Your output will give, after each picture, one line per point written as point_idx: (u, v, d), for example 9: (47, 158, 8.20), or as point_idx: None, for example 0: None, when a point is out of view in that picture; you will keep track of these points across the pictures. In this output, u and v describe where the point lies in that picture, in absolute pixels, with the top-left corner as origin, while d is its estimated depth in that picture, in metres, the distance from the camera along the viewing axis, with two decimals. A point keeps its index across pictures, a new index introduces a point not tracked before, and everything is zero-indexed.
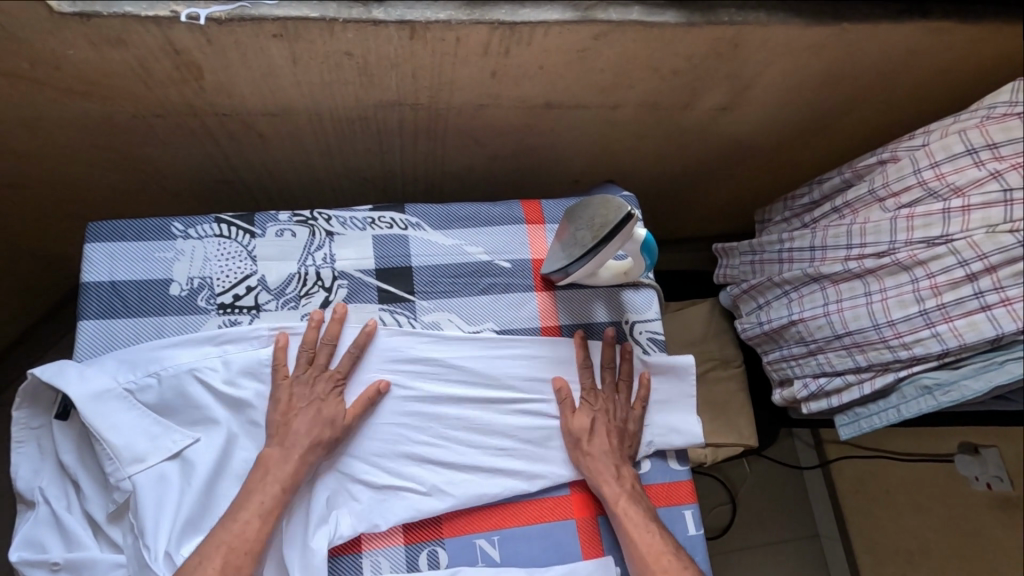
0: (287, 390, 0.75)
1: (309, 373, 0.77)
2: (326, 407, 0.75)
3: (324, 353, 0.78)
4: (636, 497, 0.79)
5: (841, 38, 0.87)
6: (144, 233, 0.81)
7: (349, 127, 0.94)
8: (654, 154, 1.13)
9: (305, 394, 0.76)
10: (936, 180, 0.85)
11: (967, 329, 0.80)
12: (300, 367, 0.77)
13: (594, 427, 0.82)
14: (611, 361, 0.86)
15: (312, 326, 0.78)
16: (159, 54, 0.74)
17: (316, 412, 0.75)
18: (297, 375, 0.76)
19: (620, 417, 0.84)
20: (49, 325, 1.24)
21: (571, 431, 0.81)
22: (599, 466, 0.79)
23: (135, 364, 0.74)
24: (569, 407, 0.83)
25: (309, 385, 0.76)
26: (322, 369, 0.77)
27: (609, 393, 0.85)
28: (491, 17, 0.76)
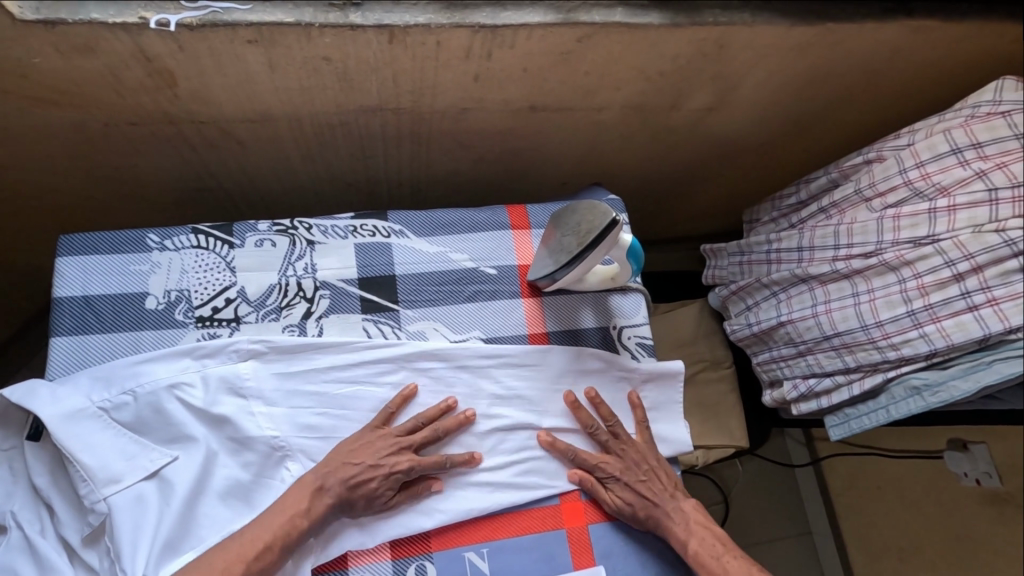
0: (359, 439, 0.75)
1: (381, 437, 0.76)
2: (373, 481, 0.73)
3: (424, 435, 0.77)
4: (704, 530, 0.80)
5: (826, 38, 0.86)
6: (118, 245, 0.79)
7: (331, 133, 0.92)
8: (641, 155, 1.12)
9: (372, 456, 0.74)
10: (922, 179, 0.85)
11: (954, 329, 0.80)
12: (401, 433, 0.77)
13: (636, 493, 0.80)
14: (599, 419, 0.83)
15: (399, 398, 0.78)
16: (130, 61, 0.72)
17: (366, 477, 0.73)
18: (372, 431, 0.76)
19: (649, 464, 0.82)
20: (26, 339, 1.21)
21: (615, 509, 0.79)
22: (661, 521, 0.79)
23: (109, 381, 0.72)
24: (600, 489, 0.80)
25: (388, 453, 0.75)
26: (406, 441, 0.76)
27: (620, 448, 0.82)
28: (471, 21, 0.75)
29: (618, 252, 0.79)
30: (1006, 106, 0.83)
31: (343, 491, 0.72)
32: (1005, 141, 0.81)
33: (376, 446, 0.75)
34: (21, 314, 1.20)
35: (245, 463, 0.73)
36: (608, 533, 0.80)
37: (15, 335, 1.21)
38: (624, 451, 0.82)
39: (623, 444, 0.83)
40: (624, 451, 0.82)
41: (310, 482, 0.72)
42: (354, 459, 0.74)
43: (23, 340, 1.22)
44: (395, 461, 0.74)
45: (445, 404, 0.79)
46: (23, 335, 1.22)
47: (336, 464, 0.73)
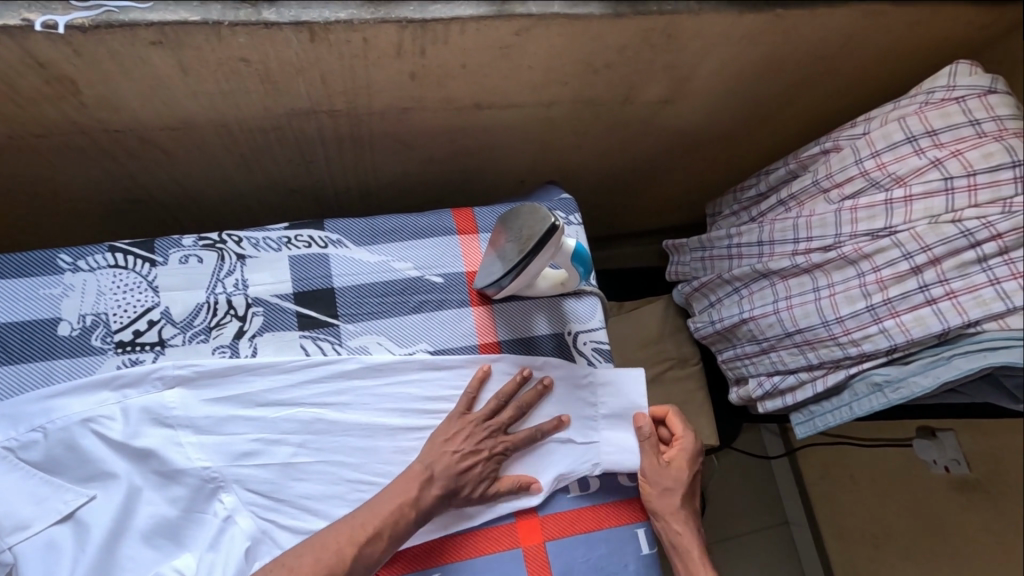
0: (461, 427, 0.76)
1: (471, 422, 0.76)
2: (479, 465, 0.74)
3: (508, 412, 0.78)
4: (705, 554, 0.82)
5: (778, 24, 0.83)
6: (26, 267, 0.73)
7: (264, 138, 0.87)
8: (598, 151, 1.08)
9: (473, 441, 0.75)
10: (878, 170, 0.82)
11: (913, 324, 0.77)
12: (489, 414, 0.77)
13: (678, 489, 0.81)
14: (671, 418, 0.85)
15: (478, 380, 0.77)
16: (23, 68, 0.66)
17: (472, 464, 0.74)
18: (460, 417, 0.76)
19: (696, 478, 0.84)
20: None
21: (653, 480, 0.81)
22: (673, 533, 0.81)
23: (16, 419, 0.66)
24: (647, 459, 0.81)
25: (483, 434, 0.75)
26: (494, 421, 0.77)
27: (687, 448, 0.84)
28: (397, 15, 0.70)
29: (564, 257, 0.76)
30: (961, 91, 0.80)
31: (449, 481, 0.73)
32: (961, 127, 0.79)
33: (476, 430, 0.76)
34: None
35: (171, 499, 0.68)
36: (566, 550, 0.77)
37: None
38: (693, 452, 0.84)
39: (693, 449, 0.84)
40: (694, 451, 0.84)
41: (417, 472, 0.72)
42: (454, 446, 0.74)
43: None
44: (492, 445, 0.76)
45: (521, 375, 0.79)
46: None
47: (437, 450, 0.74)
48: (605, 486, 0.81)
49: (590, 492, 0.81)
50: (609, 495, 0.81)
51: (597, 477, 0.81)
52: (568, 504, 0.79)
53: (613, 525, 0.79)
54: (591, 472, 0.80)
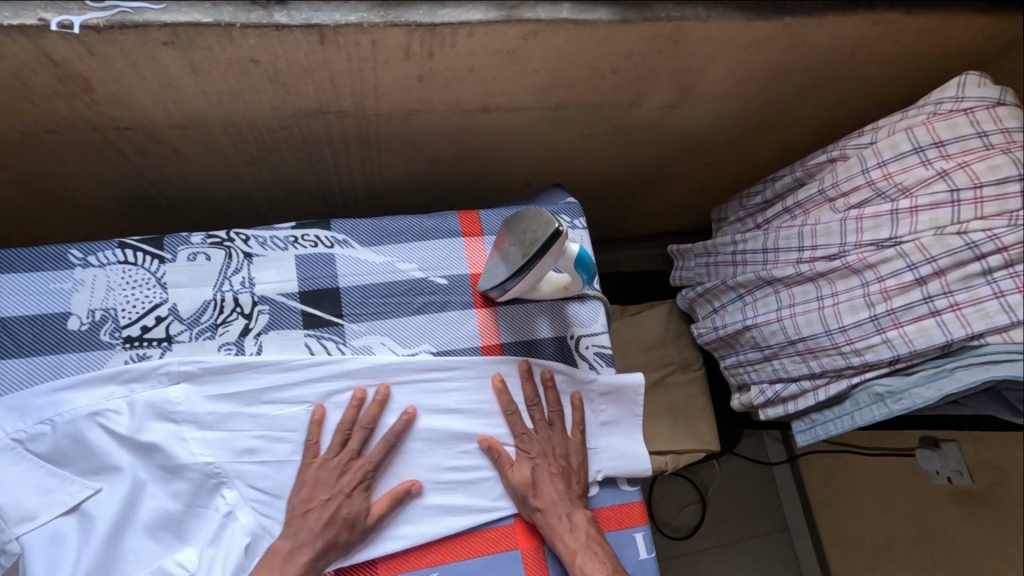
0: (312, 473, 0.72)
1: (319, 463, 0.73)
2: (347, 504, 0.71)
3: (358, 438, 0.74)
4: (595, 546, 0.74)
5: (786, 32, 0.83)
6: (37, 262, 0.74)
7: (272, 137, 0.88)
8: (604, 154, 1.08)
9: (327, 483, 0.72)
10: (884, 180, 0.82)
11: (917, 335, 0.77)
12: (330, 451, 0.73)
13: (538, 478, 0.76)
14: (535, 398, 0.80)
15: (314, 424, 0.74)
16: (37, 66, 0.67)
17: (333, 509, 0.70)
18: (309, 465, 0.72)
19: (563, 462, 0.79)
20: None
21: (513, 482, 0.76)
22: (550, 522, 0.74)
23: (24, 411, 0.67)
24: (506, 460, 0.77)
25: (335, 475, 0.72)
26: (344, 454, 0.73)
27: (544, 434, 0.80)
28: (406, 19, 0.70)
29: (568, 262, 0.76)
30: (969, 103, 0.80)
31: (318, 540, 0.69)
32: (968, 139, 0.78)
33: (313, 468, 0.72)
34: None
35: (176, 493, 0.69)
36: None
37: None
38: (540, 437, 0.79)
39: (530, 434, 0.79)
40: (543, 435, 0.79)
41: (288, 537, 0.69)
42: (312, 497, 0.71)
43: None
44: (348, 480, 0.72)
45: (356, 398, 0.75)
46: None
47: (296, 517, 0.70)
48: (604, 490, 0.82)
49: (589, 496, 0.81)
50: (608, 499, 0.81)
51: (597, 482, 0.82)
52: None
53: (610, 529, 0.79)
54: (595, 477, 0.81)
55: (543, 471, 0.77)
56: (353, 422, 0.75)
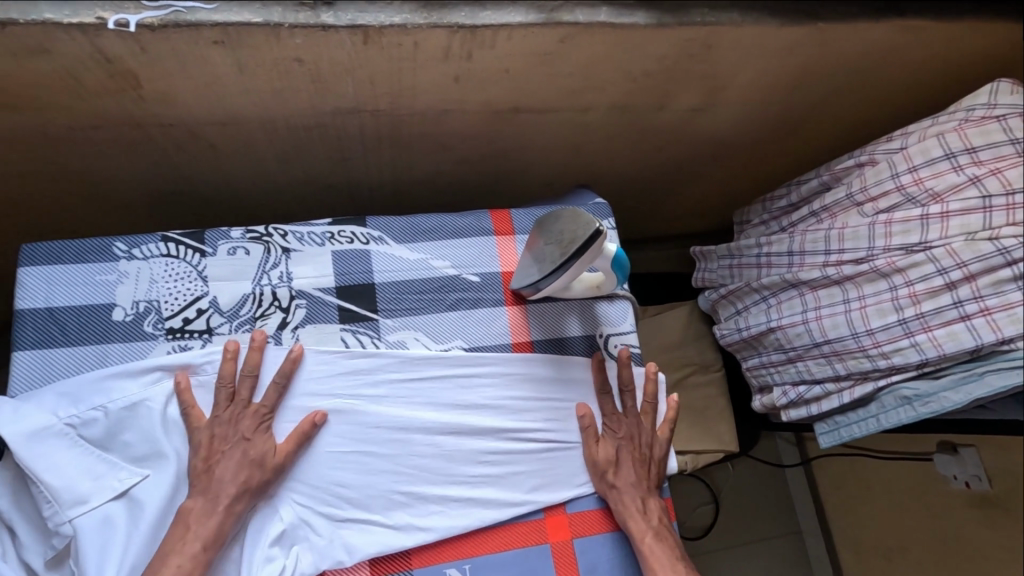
0: (206, 432, 0.70)
1: (211, 419, 0.71)
2: (252, 447, 0.70)
3: (245, 385, 0.73)
4: (665, 532, 0.78)
5: (818, 37, 0.84)
6: (83, 253, 0.76)
7: (308, 135, 0.89)
8: (630, 156, 1.09)
9: (227, 434, 0.71)
10: (914, 185, 0.83)
11: (946, 339, 0.78)
12: (218, 407, 0.72)
13: (621, 459, 0.81)
14: (630, 383, 0.84)
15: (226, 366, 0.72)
16: (90, 63, 0.69)
17: (238, 455, 0.70)
18: (202, 425, 0.71)
19: (646, 450, 0.83)
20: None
21: (598, 457, 0.80)
22: (623, 499, 0.79)
23: (78, 397, 0.69)
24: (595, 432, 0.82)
25: (233, 424, 0.71)
26: (234, 404, 0.72)
27: (632, 418, 0.84)
28: (449, 21, 0.72)
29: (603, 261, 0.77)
30: (1002, 110, 0.81)
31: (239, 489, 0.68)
32: (1000, 146, 0.79)
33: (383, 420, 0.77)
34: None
35: None
36: (592, 547, 0.79)
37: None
38: (628, 423, 0.84)
39: (625, 419, 0.83)
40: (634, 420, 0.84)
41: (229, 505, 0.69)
42: (223, 448, 0.70)
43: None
44: (246, 427, 0.71)
45: (228, 350, 0.73)
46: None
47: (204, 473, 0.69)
48: None
49: None
50: None
51: None
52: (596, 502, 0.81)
53: None
54: None
55: (626, 454, 0.81)
56: (234, 375, 0.73)
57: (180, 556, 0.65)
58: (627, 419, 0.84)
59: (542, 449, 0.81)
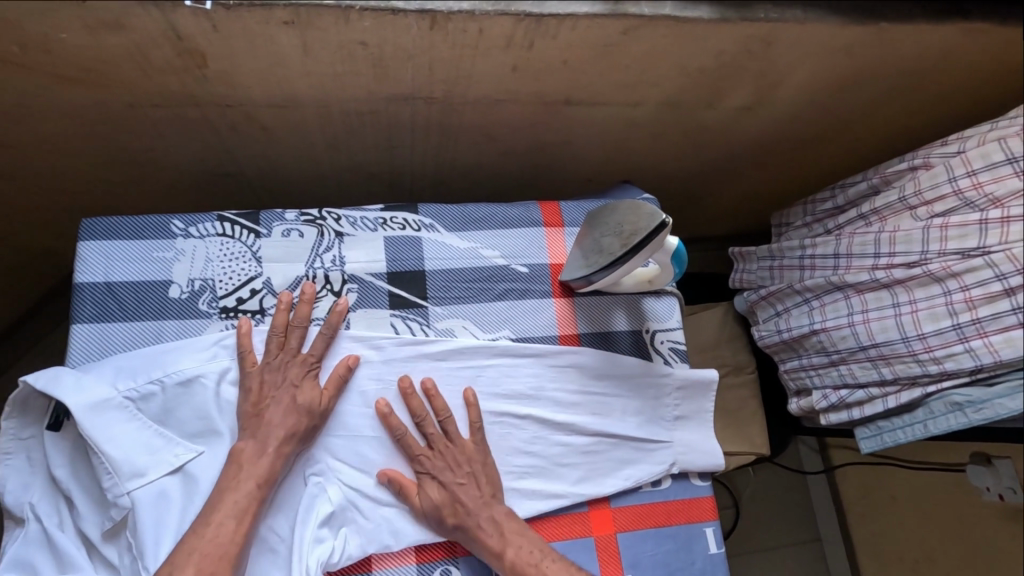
0: (257, 378, 0.71)
1: (262, 364, 0.72)
2: (300, 393, 0.71)
3: (297, 334, 0.73)
4: (521, 537, 0.71)
5: (878, 37, 0.83)
6: (142, 230, 0.76)
7: (359, 121, 0.89)
8: (674, 153, 1.09)
9: (277, 380, 0.72)
10: (973, 189, 0.81)
11: (1003, 345, 0.77)
12: (269, 352, 0.72)
13: (447, 496, 0.72)
14: (422, 412, 0.75)
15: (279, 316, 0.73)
16: (161, 40, 0.69)
17: (288, 400, 0.70)
18: (253, 370, 0.71)
19: (471, 471, 0.74)
20: (23, 330, 1.19)
21: (421, 506, 0.72)
22: (470, 531, 0.71)
23: (136, 371, 0.69)
24: (411, 484, 0.73)
25: (282, 372, 0.72)
26: (284, 351, 0.73)
27: (438, 450, 0.74)
28: (516, 9, 0.72)
29: (662, 252, 0.78)
30: None
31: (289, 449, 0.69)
32: None
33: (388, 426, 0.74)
34: (23, 301, 1.16)
35: None
36: (637, 543, 0.78)
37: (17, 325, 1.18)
38: (439, 457, 0.74)
39: (439, 448, 0.74)
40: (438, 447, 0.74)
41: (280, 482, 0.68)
42: (274, 394, 0.71)
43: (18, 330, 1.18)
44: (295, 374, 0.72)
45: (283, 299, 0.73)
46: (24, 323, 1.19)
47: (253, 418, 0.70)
48: (674, 484, 0.83)
49: (660, 489, 0.82)
50: (678, 492, 0.83)
51: (669, 475, 0.83)
52: (640, 498, 0.81)
53: (681, 522, 0.81)
54: (668, 470, 0.82)
55: (450, 488, 0.73)
56: (285, 325, 0.74)
57: (236, 493, 0.66)
58: (429, 454, 0.74)
59: (587, 442, 0.81)
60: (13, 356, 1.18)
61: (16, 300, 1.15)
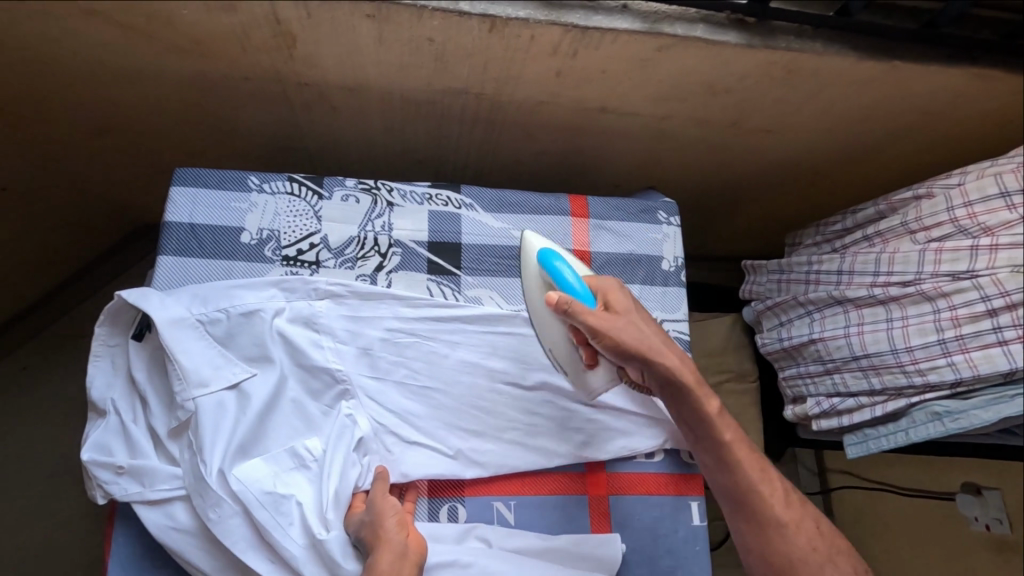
0: (637, 339, 0.77)
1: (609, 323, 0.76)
2: (626, 330, 0.77)
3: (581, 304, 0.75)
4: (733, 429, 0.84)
5: (892, 74, 0.92)
6: (224, 183, 0.88)
7: (416, 109, 1.01)
8: (697, 167, 1.17)
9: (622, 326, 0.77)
10: (968, 219, 0.88)
11: (981, 361, 0.84)
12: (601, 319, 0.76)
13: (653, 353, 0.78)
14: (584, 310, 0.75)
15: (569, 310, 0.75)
16: (262, 22, 0.82)
17: (635, 333, 0.78)
18: (625, 332, 0.77)
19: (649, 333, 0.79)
20: (91, 272, 1.31)
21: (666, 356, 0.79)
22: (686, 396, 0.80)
23: (208, 299, 0.81)
24: (637, 314, 0.80)
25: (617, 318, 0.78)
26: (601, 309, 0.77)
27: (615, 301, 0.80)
28: (565, 20, 0.83)
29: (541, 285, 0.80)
30: None
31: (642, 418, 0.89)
32: None
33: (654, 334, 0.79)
34: (97, 245, 1.30)
35: (310, 389, 0.82)
36: (626, 507, 0.87)
37: (86, 267, 1.30)
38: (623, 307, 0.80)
39: (640, 333, 0.78)
40: (628, 342, 0.76)
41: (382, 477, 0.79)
42: (633, 341, 0.77)
43: (90, 272, 1.31)
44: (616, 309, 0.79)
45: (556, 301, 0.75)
46: (91, 266, 1.31)
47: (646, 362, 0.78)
48: (667, 459, 0.90)
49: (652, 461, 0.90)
50: (670, 467, 0.90)
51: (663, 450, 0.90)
52: (633, 467, 0.89)
53: (670, 493, 0.88)
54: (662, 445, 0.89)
55: (654, 346, 0.78)
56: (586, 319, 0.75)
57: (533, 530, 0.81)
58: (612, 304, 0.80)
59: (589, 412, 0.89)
60: (83, 295, 1.30)
61: (93, 243, 1.28)
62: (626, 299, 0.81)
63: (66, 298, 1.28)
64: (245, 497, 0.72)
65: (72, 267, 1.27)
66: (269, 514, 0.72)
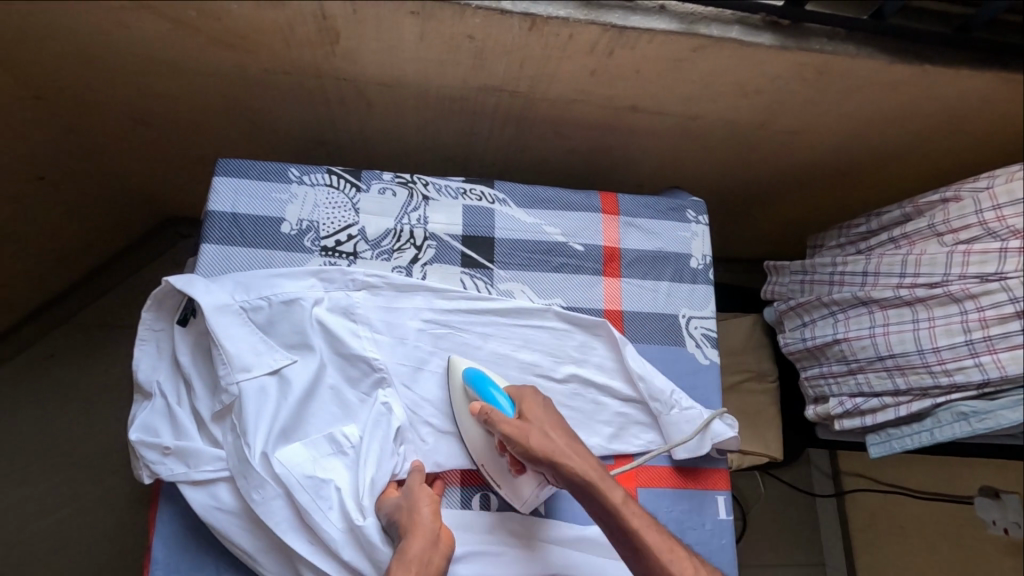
0: (542, 444, 0.75)
1: (520, 429, 0.75)
2: (534, 435, 0.75)
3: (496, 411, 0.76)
4: (666, 540, 0.74)
5: (922, 78, 0.93)
6: (265, 174, 0.90)
7: (449, 106, 1.03)
8: (722, 167, 1.19)
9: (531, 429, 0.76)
10: (996, 221, 0.89)
11: (1009, 361, 0.86)
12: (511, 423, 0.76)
13: (562, 458, 0.75)
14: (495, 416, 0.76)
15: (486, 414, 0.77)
16: (308, 18, 0.84)
17: (545, 442, 0.75)
18: (535, 439, 0.75)
19: (563, 440, 0.77)
20: (121, 261, 1.33)
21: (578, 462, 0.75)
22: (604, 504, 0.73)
23: (250, 287, 0.82)
24: (551, 420, 0.78)
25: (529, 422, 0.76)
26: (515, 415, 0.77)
27: (529, 406, 0.79)
28: (604, 20, 0.85)
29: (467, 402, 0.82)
30: None
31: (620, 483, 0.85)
32: None
33: (563, 441, 0.76)
34: (128, 234, 1.32)
35: (348, 377, 0.83)
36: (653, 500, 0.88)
37: (117, 255, 1.33)
38: (537, 413, 0.78)
39: (549, 439, 0.76)
40: (536, 447, 0.74)
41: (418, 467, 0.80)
42: (544, 447, 0.75)
43: (121, 260, 1.33)
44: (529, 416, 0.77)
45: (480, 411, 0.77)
46: (122, 255, 1.33)
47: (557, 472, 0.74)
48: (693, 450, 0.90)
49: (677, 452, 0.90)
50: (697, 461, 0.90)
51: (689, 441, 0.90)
52: (660, 459, 0.90)
53: (697, 487, 0.89)
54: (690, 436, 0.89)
55: (565, 453, 0.75)
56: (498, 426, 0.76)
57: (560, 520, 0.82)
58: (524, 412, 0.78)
59: (618, 405, 0.90)
60: (113, 282, 1.33)
61: (125, 232, 1.31)
62: (541, 408, 0.79)
63: (97, 286, 1.31)
64: (287, 480, 0.74)
65: (103, 255, 1.30)
66: (309, 497, 0.74)
